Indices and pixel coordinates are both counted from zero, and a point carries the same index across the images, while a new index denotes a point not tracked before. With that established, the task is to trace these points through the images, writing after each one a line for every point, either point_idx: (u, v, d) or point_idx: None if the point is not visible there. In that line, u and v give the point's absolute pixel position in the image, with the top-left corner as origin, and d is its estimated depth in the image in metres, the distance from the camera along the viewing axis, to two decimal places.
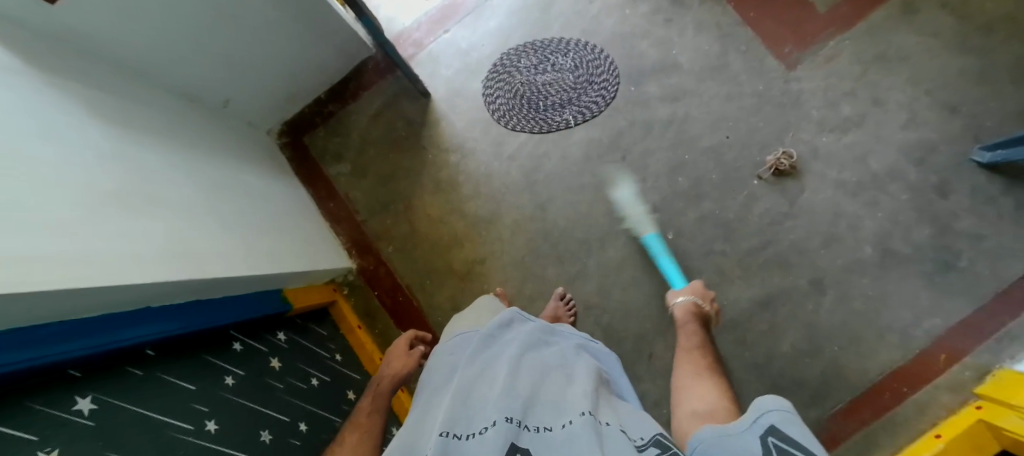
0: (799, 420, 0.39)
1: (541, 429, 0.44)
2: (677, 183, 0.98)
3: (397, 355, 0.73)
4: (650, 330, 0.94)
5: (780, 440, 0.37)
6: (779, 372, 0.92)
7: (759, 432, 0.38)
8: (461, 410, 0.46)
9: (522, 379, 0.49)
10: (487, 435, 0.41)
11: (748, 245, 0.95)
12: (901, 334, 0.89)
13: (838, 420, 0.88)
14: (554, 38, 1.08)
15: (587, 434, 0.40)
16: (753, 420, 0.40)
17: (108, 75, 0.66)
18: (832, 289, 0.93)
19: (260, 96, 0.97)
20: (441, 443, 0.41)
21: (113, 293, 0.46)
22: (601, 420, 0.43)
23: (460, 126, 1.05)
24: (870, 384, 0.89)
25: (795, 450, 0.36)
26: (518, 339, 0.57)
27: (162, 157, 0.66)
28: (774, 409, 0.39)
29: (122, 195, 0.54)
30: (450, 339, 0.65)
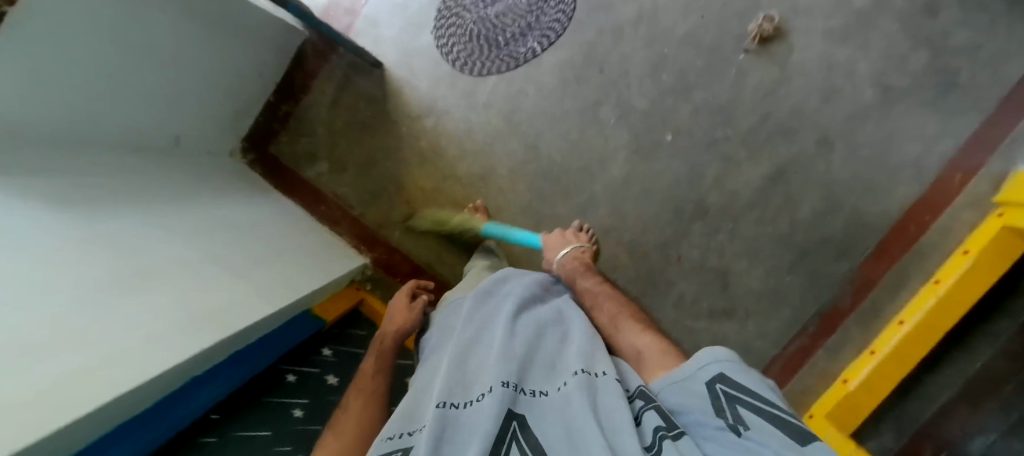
0: (746, 366, 0.42)
1: (538, 392, 0.45)
2: (664, 81, 0.93)
3: (398, 311, 0.72)
4: (672, 236, 0.96)
5: (727, 387, 0.40)
6: (805, 237, 0.93)
7: (708, 377, 0.42)
8: (455, 381, 0.46)
9: (516, 340, 0.52)
10: (484, 403, 0.41)
11: (748, 124, 0.92)
12: (914, 167, 0.90)
13: (869, 264, 0.92)
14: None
15: (582, 395, 0.41)
16: (703, 366, 0.43)
17: (45, 154, 0.60)
18: (839, 143, 0.91)
19: (209, 122, 0.90)
20: (440, 414, 0.41)
21: (144, 388, 0.47)
22: (595, 373, 0.45)
23: (423, 89, 0.97)
24: (892, 223, 0.91)
25: (740, 394, 0.39)
26: (515, 296, 0.60)
27: (140, 224, 0.63)
28: (720, 358, 0.42)
29: (111, 282, 0.52)
30: (449, 304, 0.69)
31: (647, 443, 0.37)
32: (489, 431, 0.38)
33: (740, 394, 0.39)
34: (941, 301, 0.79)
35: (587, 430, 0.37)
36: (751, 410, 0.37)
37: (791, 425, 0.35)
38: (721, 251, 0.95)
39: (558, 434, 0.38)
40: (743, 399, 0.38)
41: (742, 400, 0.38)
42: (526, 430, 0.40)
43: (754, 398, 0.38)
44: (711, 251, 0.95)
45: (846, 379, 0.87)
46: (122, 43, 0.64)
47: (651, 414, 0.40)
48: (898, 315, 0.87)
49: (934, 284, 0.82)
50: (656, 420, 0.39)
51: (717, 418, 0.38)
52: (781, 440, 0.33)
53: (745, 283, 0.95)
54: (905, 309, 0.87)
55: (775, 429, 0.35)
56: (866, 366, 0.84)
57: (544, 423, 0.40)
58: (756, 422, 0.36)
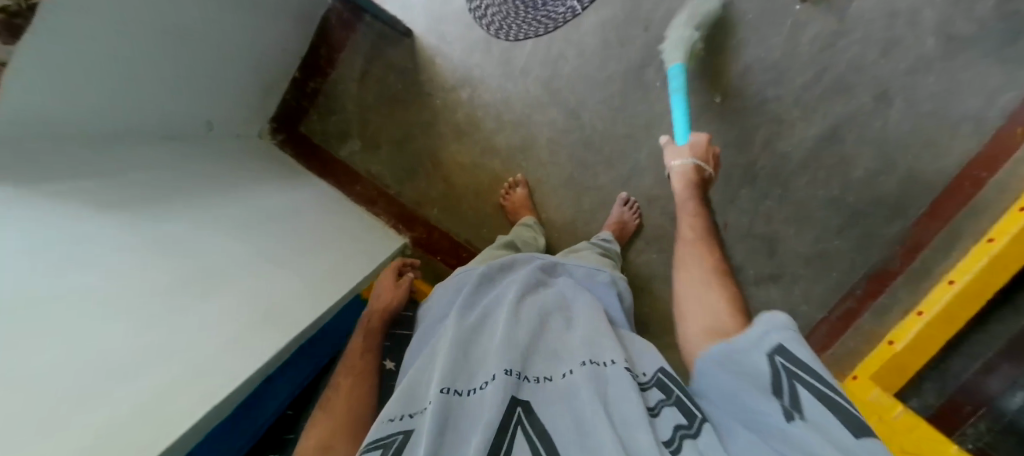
0: (804, 340, 0.40)
1: (542, 379, 0.47)
2: (713, 39, 0.88)
3: (386, 288, 0.76)
4: (719, 203, 0.94)
5: (787, 362, 0.39)
6: (857, 199, 0.91)
7: (767, 350, 0.40)
8: (458, 367, 0.48)
9: (520, 327, 0.53)
10: (486, 391, 0.43)
11: (802, 81, 0.88)
12: (975, 121, 0.86)
13: (920, 224, 0.90)
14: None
15: (586, 386, 0.43)
16: (762, 336, 0.41)
17: (82, 151, 0.57)
18: (897, 99, 0.87)
19: (237, 103, 0.86)
20: (444, 400, 0.42)
21: (228, 399, 0.49)
22: (603, 362, 0.47)
23: (457, 58, 0.92)
24: (948, 181, 0.88)
25: (801, 372, 0.38)
26: (520, 281, 0.61)
27: (200, 221, 0.63)
28: (781, 331, 0.40)
29: (182, 286, 0.54)
30: (453, 279, 0.69)
31: (665, 438, 0.39)
32: (490, 419, 0.39)
33: (799, 372, 0.38)
34: (994, 259, 0.77)
35: (596, 422, 0.38)
36: (811, 391, 0.36)
37: (847, 414, 0.34)
38: (768, 217, 0.93)
39: (563, 424, 0.40)
40: (803, 379, 0.37)
41: (801, 379, 0.37)
42: (529, 417, 0.41)
43: (812, 380, 0.37)
44: (759, 217, 0.94)
45: (890, 340, 0.85)
46: (147, 28, 0.59)
47: (667, 411, 0.42)
48: (947, 274, 0.85)
49: (988, 242, 0.79)
50: (677, 419, 0.41)
51: (773, 400, 0.37)
52: (840, 434, 0.33)
53: (793, 248, 0.94)
54: (956, 268, 0.84)
55: (832, 418, 0.34)
56: (913, 328, 0.83)
57: (545, 411, 0.42)
58: (816, 408, 0.35)
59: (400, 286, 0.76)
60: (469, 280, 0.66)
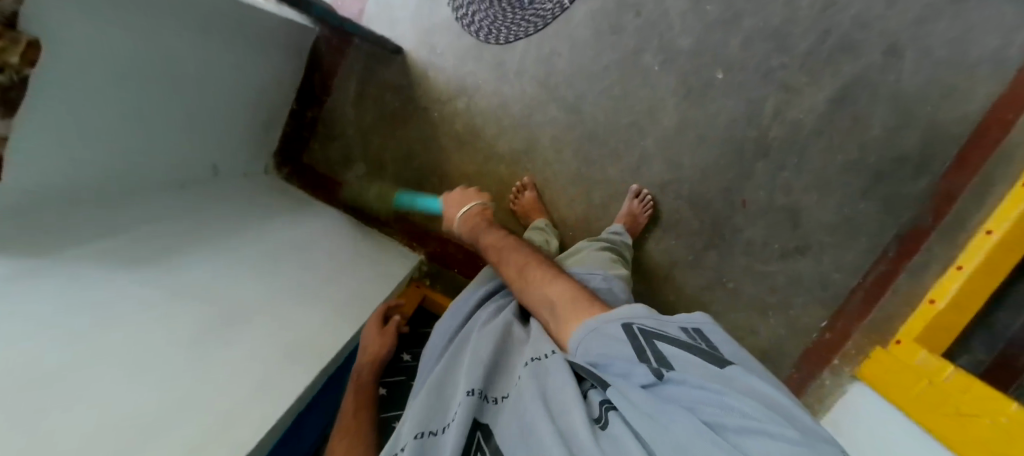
0: (653, 310, 0.43)
1: (500, 398, 0.44)
2: (708, 14, 0.85)
3: (370, 337, 0.68)
4: (735, 180, 0.91)
5: (642, 328, 0.41)
6: (878, 158, 0.88)
7: (624, 322, 0.42)
8: (433, 403, 0.46)
9: (483, 344, 0.50)
10: (451, 423, 0.41)
11: (807, 44, 0.85)
12: (994, 61, 0.82)
13: (949, 177, 0.87)
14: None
15: (529, 389, 0.41)
16: (619, 315, 0.43)
17: (91, 214, 0.58)
18: (909, 49, 0.84)
19: (239, 142, 0.86)
20: (417, 444, 0.41)
21: (269, 435, 0.51)
22: (545, 354, 0.45)
23: (450, 68, 0.91)
24: (972, 128, 0.85)
25: (661, 335, 0.40)
26: (490, 307, 0.60)
27: (229, 264, 0.66)
28: (637, 311, 0.43)
29: (219, 328, 0.56)
30: (458, 300, 0.65)
31: (595, 415, 0.37)
32: (453, 452, 0.38)
33: (659, 334, 0.40)
34: None
35: (538, 422, 0.37)
36: (672, 347, 0.38)
37: (706, 355, 0.37)
38: (787, 188, 0.91)
39: (511, 434, 0.39)
40: (662, 338, 0.40)
41: (660, 338, 0.40)
42: (489, 442, 0.40)
43: (671, 337, 0.39)
44: (779, 190, 0.91)
45: (931, 299, 0.81)
46: (145, 82, 0.60)
47: (595, 391, 0.40)
48: (984, 223, 0.80)
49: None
50: (601, 397, 0.39)
51: (642, 363, 0.38)
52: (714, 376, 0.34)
53: (817, 216, 0.91)
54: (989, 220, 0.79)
55: (696, 362, 0.36)
56: (953, 284, 0.79)
57: (502, 432, 0.40)
58: (684, 358, 0.37)
59: (387, 332, 0.69)
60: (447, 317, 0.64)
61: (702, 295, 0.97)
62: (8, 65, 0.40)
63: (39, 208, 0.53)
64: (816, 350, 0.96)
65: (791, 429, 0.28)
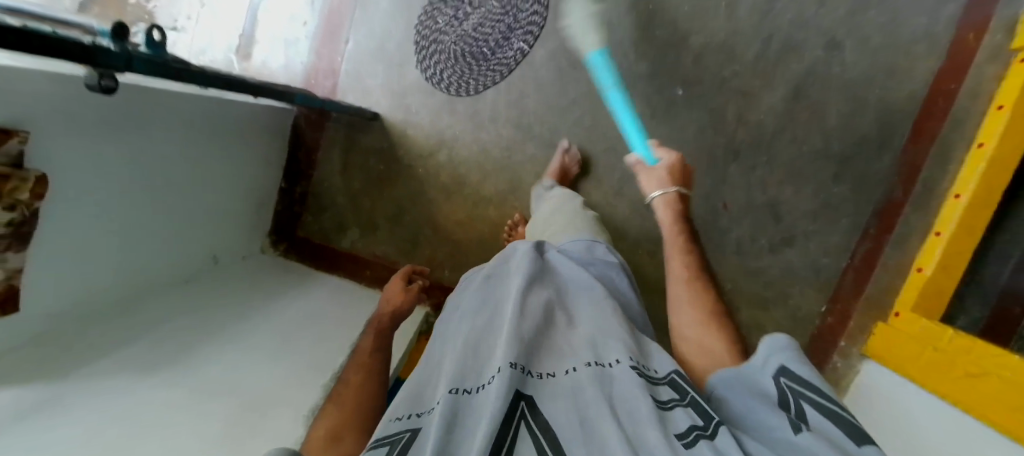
0: (806, 359, 0.43)
1: (545, 375, 0.45)
2: (657, 39, 0.92)
3: (393, 293, 0.76)
4: (714, 185, 0.96)
5: (791, 382, 0.42)
6: (841, 143, 0.94)
7: (772, 373, 0.43)
8: (465, 364, 0.45)
9: (525, 321, 0.49)
10: (491, 386, 0.41)
11: (754, 52, 0.90)
12: (925, 40, 0.89)
13: (910, 151, 0.92)
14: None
15: (591, 385, 0.42)
16: (767, 359, 0.45)
17: (101, 332, 0.59)
18: (848, 41, 0.90)
19: (234, 229, 0.88)
20: (452, 398, 0.40)
21: None
22: (607, 363, 0.45)
23: (426, 125, 0.94)
24: (920, 103, 0.91)
25: (807, 390, 0.40)
26: (524, 269, 0.57)
27: (242, 354, 0.67)
28: (783, 352, 0.44)
29: (250, 414, 0.58)
30: (463, 283, 0.64)
31: (679, 430, 0.38)
32: (498, 413, 0.38)
33: (802, 389, 0.41)
34: (992, 163, 0.76)
35: (599, 420, 0.38)
36: (817, 408, 0.39)
37: (847, 423, 0.37)
38: (762, 185, 0.95)
39: (566, 419, 0.39)
40: (806, 395, 0.40)
41: (805, 396, 0.40)
42: (533, 411, 0.40)
43: (817, 395, 0.39)
44: (756, 187, 0.95)
45: (918, 267, 0.84)
46: (148, 195, 0.63)
47: (682, 410, 0.41)
48: (952, 187, 0.83)
49: (980, 148, 0.79)
50: (692, 419, 0.40)
51: (782, 416, 0.39)
52: (853, 449, 0.34)
53: (796, 206, 0.96)
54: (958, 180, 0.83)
55: (833, 429, 0.37)
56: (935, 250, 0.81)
57: (549, 408, 0.40)
58: (823, 424, 0.37)
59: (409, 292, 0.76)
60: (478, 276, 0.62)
61: None
62: (18, 202, 0.43)
63: (52, 338, 0.53)
64: (819, 338, 0.98)
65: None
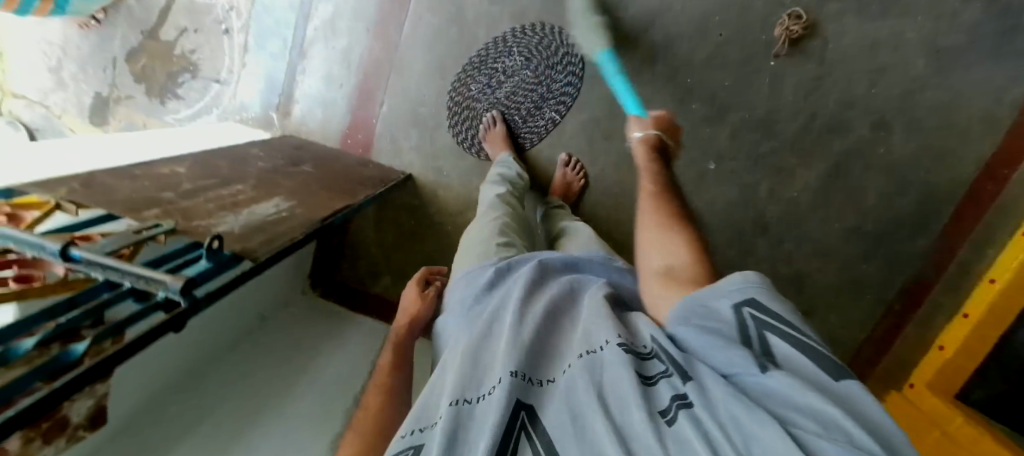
0: (760, 289, 0.35)
1: (546, 379, 0.37)
2: (694, 112, 0.89)
3: (410, 300, 0.72)
4: (738, 257, 0.95)
5: (755, 313, 0.34)
6: (877, 224, 0.90)
7: (736, 301, 0.35)
8: (467, 371, 0.39)
9: (523, 326, 0.42)
10: (491, 398, 0.34)
11: (794, 129, 0.88)
12: (985, 123, 0.82)
13: (948, 236, 0.88)
14: (496, 35, 0.87)
15: (584, 378, 0.34)
16: (730, 291, 0.36)
17: (166, 418, 0.65)
18: (897, 122, 0.85)
19: (278, 282, 0.94)
20: (450, 412, 0.34)
21: None
22: (596, 348, 0.37)
23: (456, 186, 0.95)
24: (967, 187, 0.85)
25: (776, 324, 0.33)
26: (524, 274, 0.51)
27: (286, 425, 0.74)
28: (749, 286, 0.36)
29: None
30: (465, 278, 0.58)
31: (662, 408, 0.29)
32: (495, 424, 0.31)
33: (772, 324, 0.33)
34: None
35: (590, 413, 0.30)
36: (785, 341, 0.31)
37: (823, 357, 0.30)
38: (788, 258, 0.95)
39: (559, 423, 0.31)
40: (775, 328, 0.33)
41: (773, 329, 0.33)
42: (535, 423, 0.32)
43: (786, 328, 0.32)
44: (780, 260, 0.95)
45: (941, 344, 0.85)
46: None
47: (664, 382, 0.32)
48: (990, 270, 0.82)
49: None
50: (671, 388, 0.31)
51: (746, 352, 0.31)
52: (820, 388, 0.27)
53: (822, 282, 0.95)
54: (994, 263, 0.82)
55: (809, 365, 0.29)
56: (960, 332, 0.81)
57: (552, 413, 0.32)
58: (790, 355, 0.30)
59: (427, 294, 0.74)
60: (476, 274, 0.57)
61: None
62: None
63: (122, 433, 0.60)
64: None
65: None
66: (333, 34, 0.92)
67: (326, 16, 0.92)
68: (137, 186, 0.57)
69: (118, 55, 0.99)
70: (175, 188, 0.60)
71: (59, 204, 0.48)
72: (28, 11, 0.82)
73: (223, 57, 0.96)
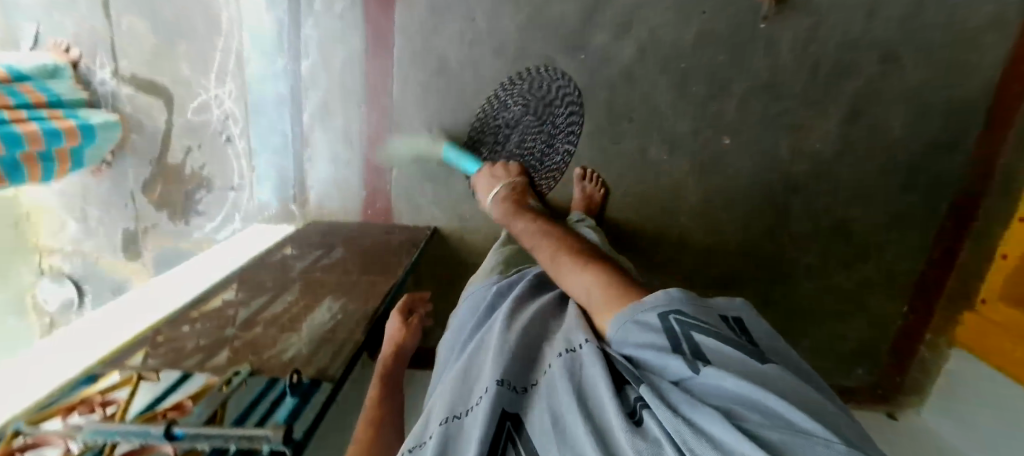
0: (682, 293, 0.36)
1: (530, 387, 0.39)
2: (697, 94, 0.88)
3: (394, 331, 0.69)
4: (776, 221, 0.94)
5: (680, 317, 0.33)
6: (909, 153, 0.88)
7: (659, 312, 0.35)
8: (459, 388, 0.41)
9: (510, 335, 0.45)
10: (478, 409, 0.37)
11: (800, 84, 0.86)
12: (994, 26, 0.80)
13: (984, 146, 0.86)
14: (489, 95, 0.88)
15: (561, 377, 0.36)
16: (655, 303, 0.36)
17: None
18: (904, 49, 0.83)
19: None
20: (443, 429, 0.36)
21: None
22: (575, 347, 0.39)
23: (482, 228, 0.95)
24: (992, 92, 0.83)
25: (698, 323, 0.33)
26: (513, 294, 0.55)
27: None
28: (665, 296, 0.36)
29: None
30: (471, 296, 0.62)
31: (627, 408, 0.31)
32: (483, 436, 0.33)
33: (696, 322, 0.33)
34: None
35: (572, 421, 0.31)
36: (717, 341, 0.31)
37: (744, 348, 0.31)
38: (828, 209, 0.93)
39: (543, 433, 0.33)
40: (700, 328, 0.32)
41: (697, 328, 0.32)
42: (522, 433, 0.34)
43: (708, 327, 0.32)
44: (820, 212, 0.93)
45: (1003, 252, 0.84)
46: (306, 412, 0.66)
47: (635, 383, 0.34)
48: None
49: None
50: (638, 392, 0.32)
51: (680, 359, 0.31)
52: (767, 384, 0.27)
53: (867, 224, 0.93)
54: None
55: (741, 358, 0.30)
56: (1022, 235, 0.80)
57: (534, 423, 0.34)
58: (717, 350, 0.30)
59: (409, 324, 0.68)
60: (473, 303, 0.60)
61: (785, 329, 0.99)
62: None
63: None
64: (905, 341, 0.97)
65: (843, 442, 0.22)
66: (328, 116, 0.92)
67: (316, 101, 0.91)
68: (200, 329, 0.62)
69: (135, 189, 1.03)
70: (233, 320, 0.64)
71: (141, 375, 0.53)
72: (53, 176, 0.90)
73: (230, 166, 0.98)
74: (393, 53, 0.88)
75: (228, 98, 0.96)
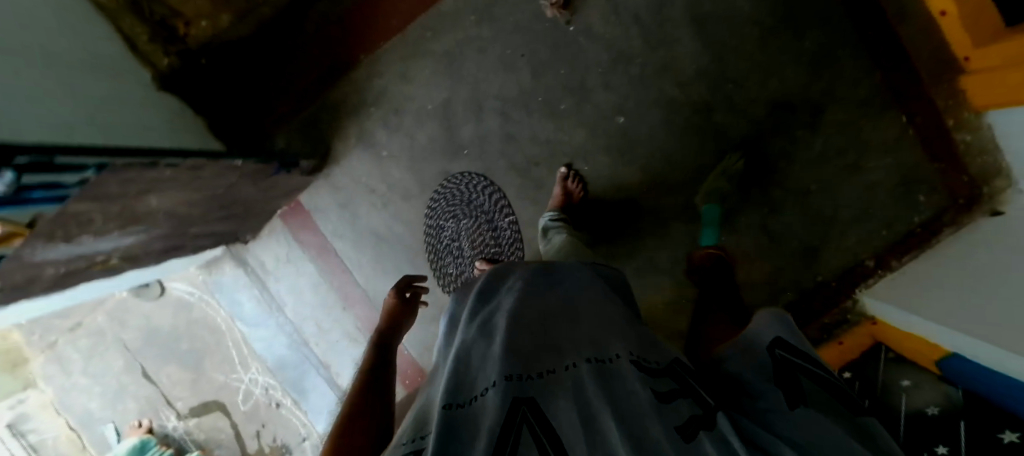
0: (795, 326, 0.42)
1: (542, 374, 0.37)
2: (567, 109, 0.92)
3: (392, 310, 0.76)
4: (719, 140, 0.93)
5: (786, 354, 0.39)
6: (772, 12, 0.89)
7: (767, 344, 0.40)
8: (459, 381, 0.39)
9: (518, 326, 0.43)
10: (487, 399, 0.34)
11: (639, 38, 0.90)
12: None
13: None
14: (425, 228, 0.97)
15: (591, 379, 0.35)
16: (765, 330, 0.42)
17: None
18: None
19: None
20: (445, 414, 0.34)
21: None
22: (607, 358, 0.38)
23: None
24: None
25: (800, 362, 0.39)
26: (516, 283, 0.51)
27: None
28: (778, 326, 0.41)
29: None
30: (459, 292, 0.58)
31: (678, 424, 0.33)
32: (493, 425, 0.31)
33: (797, 361, 0.39)
34: None
35: (604, 418, 0.31)
36: (814, 379, 0.37)
37: (837, 386, 0.37)
38: (755, 97, 0.91)
39: (567, 423, 0.31)
40: (803, 365, 0.38)
41: (801, 368, 0.38)
42: (537, 418, 0.32)
43: (812, 366, 0.38)
44: (748, 107, 0.92)
45: (942, 11, 0.80)
46: None
47: (682, 402, 0.35)
48: None
49: None
50: (691, 408, 0.35)
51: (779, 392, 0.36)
52: (847, 423, 0.34)
53: (795, 86, 0.91)
54: None
55: (833, 402, 0.35)
56: None
57: (553, 413, 0.32)
58: (820, 390, 0.36)
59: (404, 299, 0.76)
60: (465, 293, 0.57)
61: (809, 216, 0.94)
62: None
63: None
64: (936, 140, 0.87)
65: None
66: (327, 335, 1.03)
67: (315, 330, 1.04)
68: None
69: None
70: None
71: None
72: None
73: (291, 424, 1.08)
74: (339, 255, 1.00)
75: (259, 373, 1.08)
